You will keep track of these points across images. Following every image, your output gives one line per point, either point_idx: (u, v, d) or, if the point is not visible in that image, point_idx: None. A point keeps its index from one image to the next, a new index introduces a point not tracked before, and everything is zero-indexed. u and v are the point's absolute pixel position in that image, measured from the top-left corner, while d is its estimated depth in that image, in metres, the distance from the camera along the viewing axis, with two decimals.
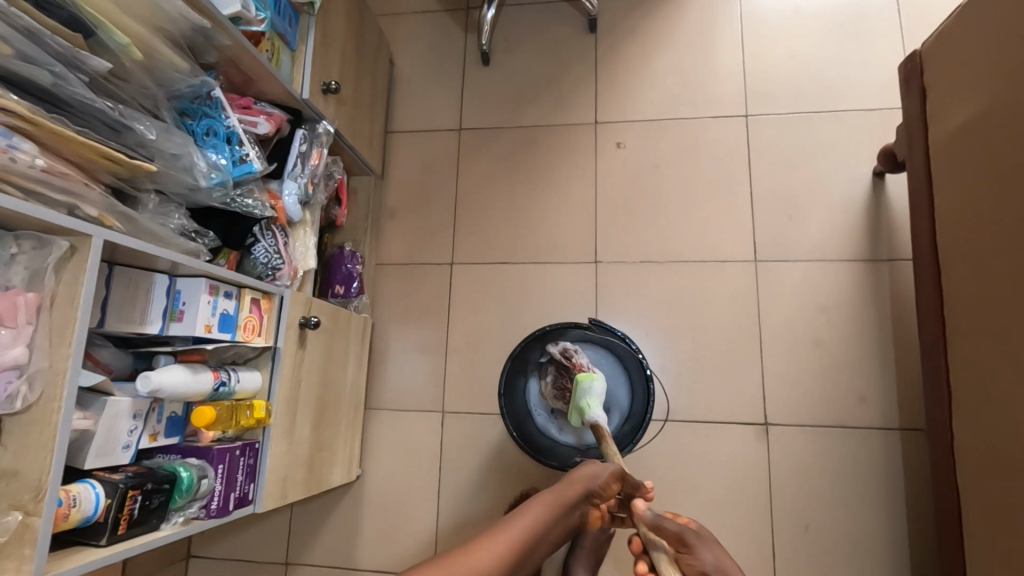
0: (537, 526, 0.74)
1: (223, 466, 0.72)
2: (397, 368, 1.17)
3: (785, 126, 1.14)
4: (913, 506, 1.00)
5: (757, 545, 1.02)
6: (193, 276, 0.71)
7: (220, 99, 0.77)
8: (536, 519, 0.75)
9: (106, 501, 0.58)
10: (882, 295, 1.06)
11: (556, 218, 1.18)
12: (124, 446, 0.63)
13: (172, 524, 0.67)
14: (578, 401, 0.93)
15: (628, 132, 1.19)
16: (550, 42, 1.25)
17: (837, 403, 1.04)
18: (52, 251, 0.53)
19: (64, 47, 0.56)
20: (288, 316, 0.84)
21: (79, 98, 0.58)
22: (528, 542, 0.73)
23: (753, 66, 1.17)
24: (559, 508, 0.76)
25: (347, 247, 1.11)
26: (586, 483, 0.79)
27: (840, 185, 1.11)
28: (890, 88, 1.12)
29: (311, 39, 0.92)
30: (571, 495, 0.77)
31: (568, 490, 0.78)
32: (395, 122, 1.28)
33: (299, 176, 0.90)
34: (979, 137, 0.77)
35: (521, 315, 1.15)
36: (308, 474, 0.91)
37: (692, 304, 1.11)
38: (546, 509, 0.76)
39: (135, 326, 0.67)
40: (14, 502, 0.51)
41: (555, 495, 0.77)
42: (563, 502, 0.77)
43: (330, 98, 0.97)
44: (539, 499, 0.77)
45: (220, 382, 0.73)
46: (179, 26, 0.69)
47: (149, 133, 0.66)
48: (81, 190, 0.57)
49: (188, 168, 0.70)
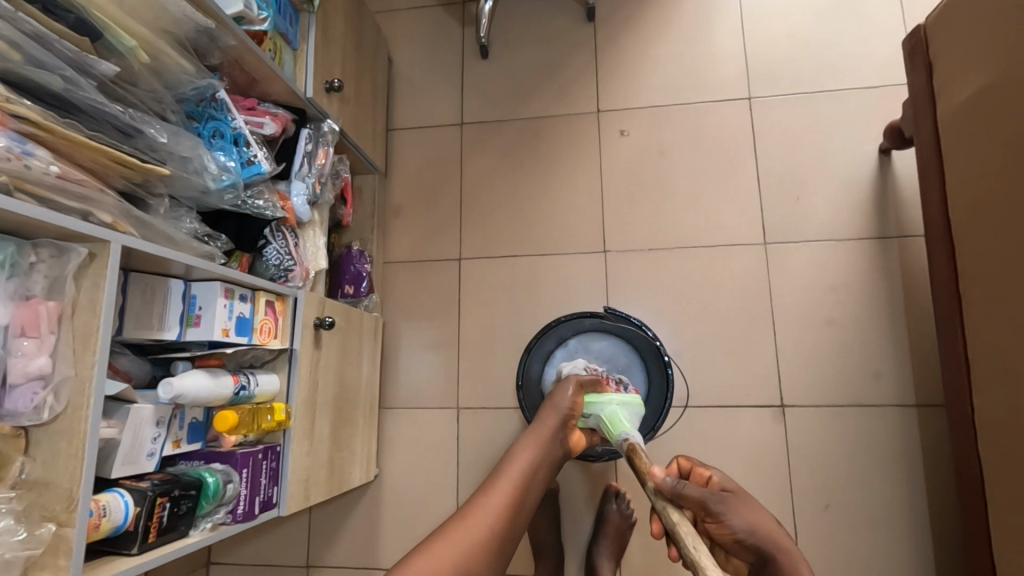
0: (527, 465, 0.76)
1: (248, 471, 0.72)
2: (411, 366, 1.16)
3: (788, 107, 1.14)
4: (932, 481, 1.00)
5: (779, 525, 1.02)
6: (207, 280, 0.70)
7: (225, 100, 0.76)
8: (530, 451, 0.77)
9: (136, 509, 0.57)
10: (893, 271, 1.06)
11: (564, 209, 1.17)
12: (148, 454, 0.63)
13: (200, 530, 0.67)
14: (614, 415, 0.85)
15: (631, 120, 1.18)
16: (548, 33, 1.24)
17: (853, 381, 1.04)
18: (71, 259, 0.52)
19: (74, 52, 0.56)
20: (303, 317, 0.83)
21: (90, 103, 0.58)
22: (521, 488, 0.74)
23: (754, 48, 1.17)
24: (542, 445, 0.78)
25: (354, 247, 1.11)
26: (556, 414, 0.81)
27: (846, 164, 1.10)
28: (893, 65, 1.12)
29: (312, 37, 0.91)
30: (548, 431, 0.79)
31: (543, 429, 0.80)
32: (396, 119, 1.27)
33: (306, 176, 0.89)
34: (987, 109, 0.77)
35: (532, 307, 1.14)
36: (330, 473, 0.91)
37: (703, 289, 1.10)
38: (532, 450, 0.77)
39: (152, 332, 0.66)
40: (47, 513, 0.50)
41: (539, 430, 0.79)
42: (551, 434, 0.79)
43: (333, 96, 0.96)
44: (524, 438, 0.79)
45: (240, 386, 0.72)
46: (185, 28, 0.69)
47: (160, 136, 0.65)
48: (97, 195, 0.57)
49: (199, 170, 0.70)
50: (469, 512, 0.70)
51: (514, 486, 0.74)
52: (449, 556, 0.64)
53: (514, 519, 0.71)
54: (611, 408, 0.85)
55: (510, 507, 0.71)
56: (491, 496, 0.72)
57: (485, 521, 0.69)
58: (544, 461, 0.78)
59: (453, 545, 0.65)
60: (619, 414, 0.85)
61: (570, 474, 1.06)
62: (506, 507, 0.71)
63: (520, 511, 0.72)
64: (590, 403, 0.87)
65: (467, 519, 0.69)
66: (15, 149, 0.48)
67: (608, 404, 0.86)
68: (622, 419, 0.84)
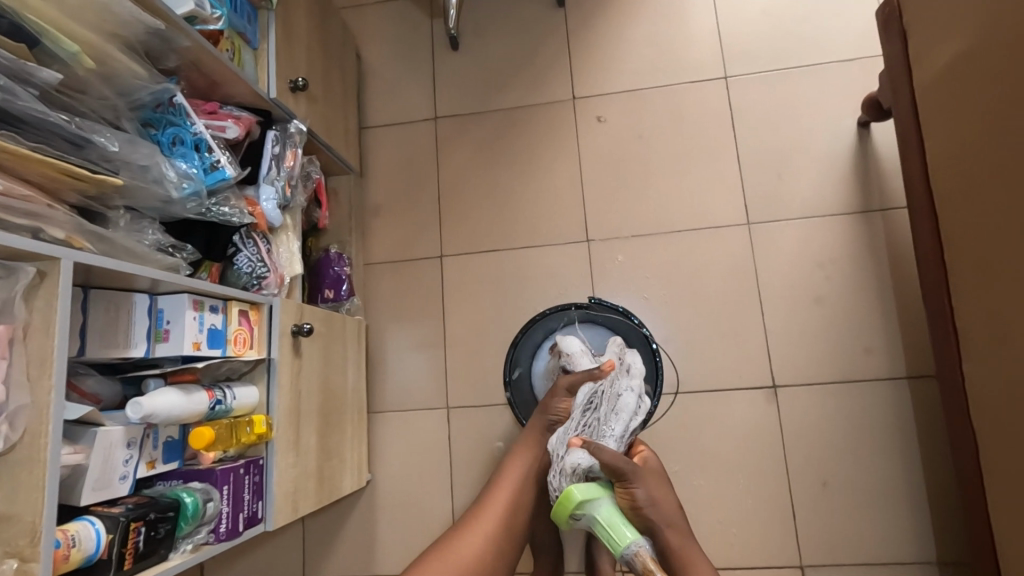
0: (523, 473, 0.92)
1: (229, 487, 0.69)
2: (398, 369, 1.14)
3: (765, 84, 1.12)
4: (927, 452, 1.00)
5: (777, 506, 1.01)
6: (175, 292, 0.68)
7: (183, 104, 0.73)
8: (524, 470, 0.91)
9: (108, 536, 0.55)
10: (878, 244, 1.05)
11: (544, 201, 1.15)
12: (121, 477, 0.60)
13: (181, 552, 0.64)
14: (614, 528, 0.81)
15: (608, 106, 1.16)
16: (518, 21, 1.22)
17: (844, 357, 1.04)
18: (19, 279, 0.49)
19: (9, 60, 0.53)
20: (279, 324, 0.80)
21: (32, 114, 0.55)
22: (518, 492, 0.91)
23: (728, 26, 1.15)
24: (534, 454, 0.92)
25: (333, 250, 1.09)
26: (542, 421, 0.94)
27: (827, 139, 1.09)
28: (869, 36, 1.10)
29: (273, 34, 0.88)
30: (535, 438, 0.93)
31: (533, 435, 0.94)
32: (369, 116, 1.24)
33: (275, 180, 0.86)
34: (966, 75, 0.76)
35: (518, 301, 1.13)
36: (319, 484, 0.89)
37: (690, 273, 1.09)
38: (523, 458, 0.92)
39: (119, 350, 0.64)
40: (10, 548, 0.47)
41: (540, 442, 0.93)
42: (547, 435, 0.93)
43: (300, 95, 0.93)
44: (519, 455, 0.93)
45: (215, 401, 0.70)
46: (135, 30, 0.65)
47: (112, 145, 0.62)
48: (45, 211, 0.54)
49: (158, 179, 0.67)
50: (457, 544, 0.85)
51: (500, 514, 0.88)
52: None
53: (502, 545, 0.86)
54: (608, 508, 0.82)
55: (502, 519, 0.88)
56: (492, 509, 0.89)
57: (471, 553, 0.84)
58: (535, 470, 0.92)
59: (463, 540, 0.86)
60: (616, 521, 0.81)
61: None
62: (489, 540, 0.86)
63: (507, 535, 0.87)
64: (581, 505, 0.81)
65: (455, 550, 0.84)
66: None
67: (603, 502, 0.82)
68: (621, 523, 0.81)
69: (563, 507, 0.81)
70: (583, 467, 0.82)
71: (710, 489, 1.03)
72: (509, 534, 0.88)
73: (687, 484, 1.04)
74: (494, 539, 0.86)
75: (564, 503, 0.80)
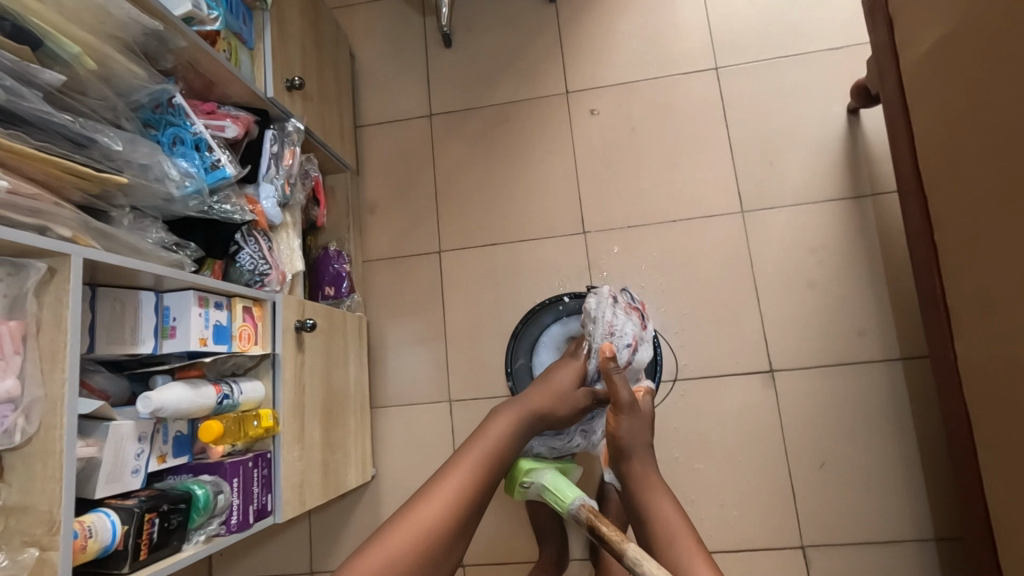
0: (509, 430, 0.84)
1: (239, 480, 0.70)
2: (399, 364, 1.15)
3: (755, 74, 1.14)
4: (921, 431, 1.02)
5: (776, 488, 1.03)
6: (180, 289, 0.69)
7: (182, 105, 0.75)
8: (507, 429, 0.84)
9: (123, 527, 0.56)
10: (869, 229, 1.07)
11: (540, 193, 1.16)
12: (133, 470, 0.61)
13: (194, 543, 0.66)
14: (556, 490, 0.87)
15: (600, 99, 1.17)
16: (509, 16, 1.23)
17: (838, 341, 1.05)
18: (30, 275, 0.49)
19: (13, 61, 0.53)
20: (283, 320, 0.81)
21: (36, 114, 0.55)
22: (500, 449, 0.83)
23: (717, 17, 1.17)
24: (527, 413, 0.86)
25: (332, 248, 1.10)
26: (554, 393, 0.88)
27: (816, 126, 1.11)
28: (855, 24, 1.12)
29: (268, 35, 0.89)
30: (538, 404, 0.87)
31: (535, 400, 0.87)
32: (364, 115, 1.25)
33: (274, 178, 0.87)
34: (950, 57, 0.77)
35: (516, 293, 1.14)
36: (325, 477, 0.90)
37: (685, 262, 1.10)
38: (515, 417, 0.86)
39: (126, 347, 0.64)
40: (28, 538, 0.48)
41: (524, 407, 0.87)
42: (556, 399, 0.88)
43: (296, 95, 0.94)
44: (503, 411, 0.87)
45: (223, 395, 0.71)
46: (131, 32, 0.66)
47: (115, 144, 0.62)
48: (52, 209, 0.54)
49: (160, 177, 0.67)
50: (434, 489, 0.77)
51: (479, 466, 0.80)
52: (412, 536, 0.72)
53: (479, 495, 0.78)
54: (550, 475, 0.89)
55: (477, 479, 0.78)
56: (464, 465, 0.79)
57: (449, 497, 0.76)
58: (519, 434, 0.85)
59: (423, 516, 0.73)
60: (560, 484, 0.88)
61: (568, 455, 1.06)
62: (469, 485, 0.78)
63: (483, 488, 0.79)
64: (529, 473, 0.90)
65: (432, 496, 0.76)
66: None
67: (546, 471, 0.90)
68: (564, 485, 0.88)
69: (513, 477, 0.91)
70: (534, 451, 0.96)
71: (709, 473, 1.05)
72: (484, 489, 0.79)
73: (687, 468, 1.05)
74: (476, 484, 0.78)
75: (512, 474, 0.91)
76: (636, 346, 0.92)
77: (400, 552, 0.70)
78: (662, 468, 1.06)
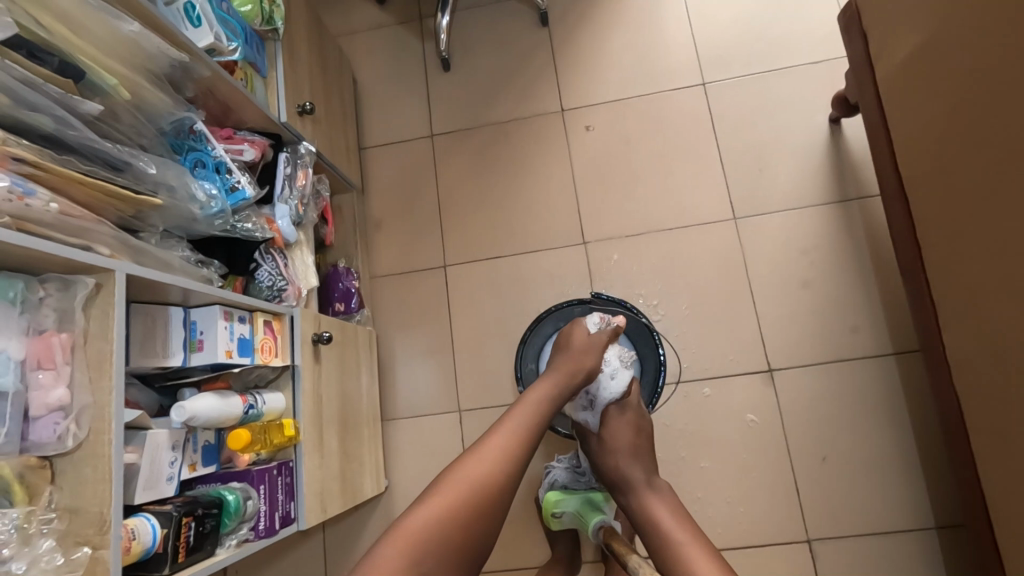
0: (551, 393, 0.86)
1: (265, 487, 0.73)
2: (408, 376, 1.18)
3: (740, 87, 1.20)
4: (917, 423, 1.06)
5: (781, 484, 1.06)
6: (207, 305, 0.72)
7: (203, 131, 0.79)
8: (552, 389, 0.86)
9: (163, 531, 0.58)
10: (856, 230, 1.12)
11: (540, 206, 1.21)
12: (167, 478, 0.64)
13: (226, 547, 0.68)
14: (584, 517, 0.95)
15: (595, 115, 1.23)
16: (505, 39, 1.29)
17: (832, 338, 1.10)
18: (78, 291, 0.52)
19: (59, 94, 0.57)
20: (301, 334, 0.85)
21: (80, 141, 0.59)
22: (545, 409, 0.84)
23: (702, 36, 1.23)
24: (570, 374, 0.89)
25: (341, 264, 1.14)
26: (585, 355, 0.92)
27: (801, 135, 1.17)
28: (833, 38, 1.19)
29: (279, 63, 0.94)
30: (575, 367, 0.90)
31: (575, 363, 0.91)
32: (367, 138, 1.29)
33: (289, 199, 0.91)
34: (923, 67, 0.83)
35: (521, 303, 1.18)
36: (343, 486, 0.92)
37: (684, 267, 1.15)
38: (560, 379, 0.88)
39: (157, 360, 0.67)
40: (78, 538, 0.50)
41: (554, 393, 0.86)
42: (571, 385, 0.88)
43: (306, 119, 0.99)
44: (547, 374, 0.89)
45: (248, 405, 0.74)
46: (159, 63, 0.70)
47: (149, 168, 0.67)
48: (95, 228, 0.58)
49: (190, 198, 0.72)
50: (479, 449, 0.76)
51: (512, 444, 0.77)
52: (456, 496, 0.70)
53: (525, 452, 0.78)
54: (577, 503, 0.97)
55: (524, 436, 0.79)
56: (508, 425, 0.79)
57: (495, 455, 0.75)
58: (561, 397, 0.87)
59: (467, 476, 0.72)
60: (585, 510, 0.95)
61: None
62: (514, 443, 0.77)
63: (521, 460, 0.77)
64: (558, 503, 0.98)
65: (477, 456, 0.75)
66: (17, 190, 0.50)
67: (573, 501, 0.97)
68: (589, 511, 0.95)
69: (546, 510, 0.99)
70: (558, 481, 1.02)
71: (716, 472, 1.08)
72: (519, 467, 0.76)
73: (693, 468, 1.08)
74: (520, 441, 0.78)
75: (545, 504, 0.99)
76: (596, 389, 0.95)
77: (444, 511, 0.69)
78: (668, 469, 1.08)
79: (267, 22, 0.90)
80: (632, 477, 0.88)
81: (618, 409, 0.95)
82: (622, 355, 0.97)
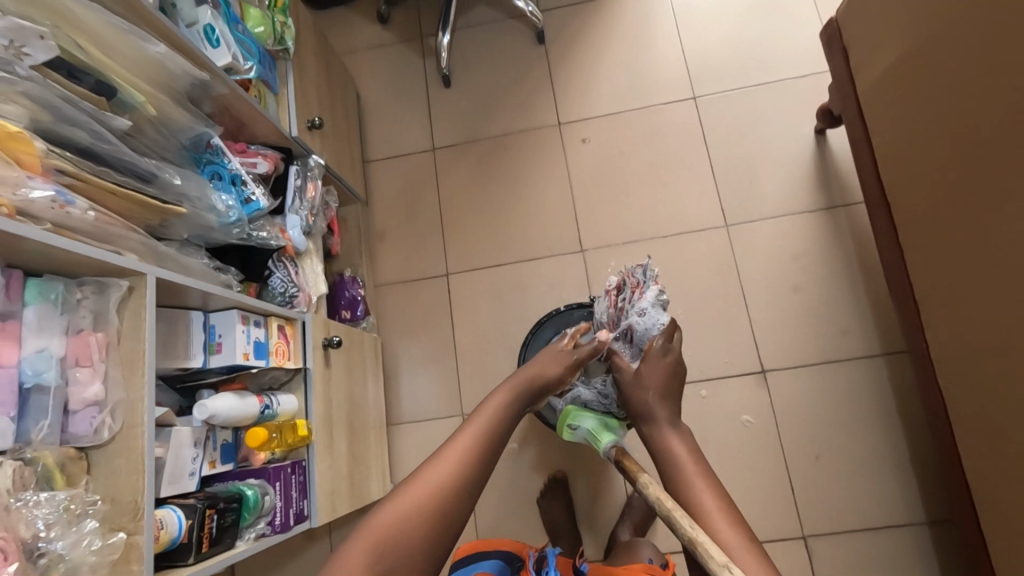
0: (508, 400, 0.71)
1: (280, 483, 0.76)
2: (412, 382, 1.21)
3: (729, 101, 1.25)
4: (905, 421, 1.09)
5: (776, 482, 1.09)
6: (224, 310, 0.75)
7: (219, 145, 0.82)
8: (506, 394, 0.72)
9: (188, 521, 0.61)
10: (843, 236, 1.17)
11: (539, 216, 1.25)
12: (189, 473, 0.67)
13: (245, 540, 0.71)
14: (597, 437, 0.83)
15: (590, 128, 1.28)
16: (504, 56, 1.34)
17: (822, 340, 1.14)
18: (113, 293, 0.56)
19: (93, 111, 0.61)
20: (312, 338, 0.88)
21: (111, 154, 0.63)
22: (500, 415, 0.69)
23: (692, 52, 1.29)
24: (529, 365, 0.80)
25: (347, 274, 1.17)
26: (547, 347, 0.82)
27: (788, 145, 1.22)
28: (818, 55, 1.24)
29: (290, 81, 0.98)
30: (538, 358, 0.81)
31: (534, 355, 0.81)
32: (371, 151, 1.34)
33: (299, 210, 0.95)
34: (900, 82, 0.88)
35: (522, 309, 1.21)
36: (352, 488, 0.95)
37: (678, 273, 1.19)
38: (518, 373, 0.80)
39: (179, 361, 0.71)
40: (114, 524, 0.54)
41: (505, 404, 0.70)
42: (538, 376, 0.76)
43: (315, 134, 1.04)
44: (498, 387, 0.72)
45: (264, 405, 0.77)
46: (182, 82, 0.75)
47: (173, 179, 0.71)
48: (126, 235, 0.61)
49: (210, 208, 0.76)
50: None
51: (469, 453, 0.62)
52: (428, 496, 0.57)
53: (476, 469, 0.61)
54: (595, 422, 0.83)
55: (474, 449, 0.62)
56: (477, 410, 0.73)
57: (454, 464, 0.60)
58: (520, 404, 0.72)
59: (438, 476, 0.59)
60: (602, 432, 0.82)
61: (579, 462, 1.12)
62: (466, 454, 0.62)
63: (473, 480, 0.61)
64: (576, 416, 0.84)
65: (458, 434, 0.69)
66: (59, 198, 0.54)
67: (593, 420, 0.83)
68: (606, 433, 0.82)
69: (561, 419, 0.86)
70: (581, 396, 0.85)
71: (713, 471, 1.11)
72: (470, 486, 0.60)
73: None
74: (469, 454, 0.61)
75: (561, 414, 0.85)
76: (630, 328, 0.83)
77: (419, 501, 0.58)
78: None
79: (279, 43, 0.94)
80: (655, 412, 0.76)
81: (658, 350, 0.81)
82: (659, 296, 0.84)
